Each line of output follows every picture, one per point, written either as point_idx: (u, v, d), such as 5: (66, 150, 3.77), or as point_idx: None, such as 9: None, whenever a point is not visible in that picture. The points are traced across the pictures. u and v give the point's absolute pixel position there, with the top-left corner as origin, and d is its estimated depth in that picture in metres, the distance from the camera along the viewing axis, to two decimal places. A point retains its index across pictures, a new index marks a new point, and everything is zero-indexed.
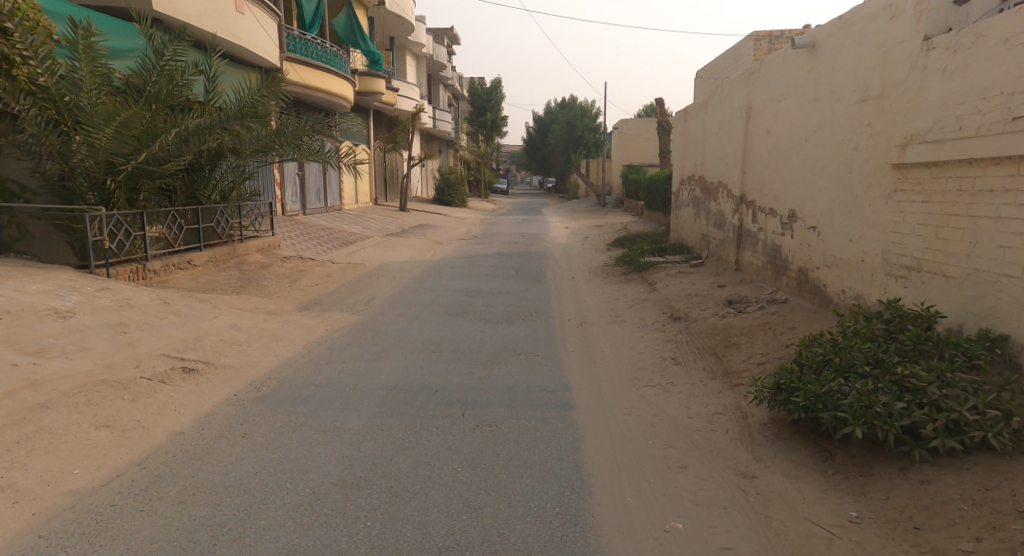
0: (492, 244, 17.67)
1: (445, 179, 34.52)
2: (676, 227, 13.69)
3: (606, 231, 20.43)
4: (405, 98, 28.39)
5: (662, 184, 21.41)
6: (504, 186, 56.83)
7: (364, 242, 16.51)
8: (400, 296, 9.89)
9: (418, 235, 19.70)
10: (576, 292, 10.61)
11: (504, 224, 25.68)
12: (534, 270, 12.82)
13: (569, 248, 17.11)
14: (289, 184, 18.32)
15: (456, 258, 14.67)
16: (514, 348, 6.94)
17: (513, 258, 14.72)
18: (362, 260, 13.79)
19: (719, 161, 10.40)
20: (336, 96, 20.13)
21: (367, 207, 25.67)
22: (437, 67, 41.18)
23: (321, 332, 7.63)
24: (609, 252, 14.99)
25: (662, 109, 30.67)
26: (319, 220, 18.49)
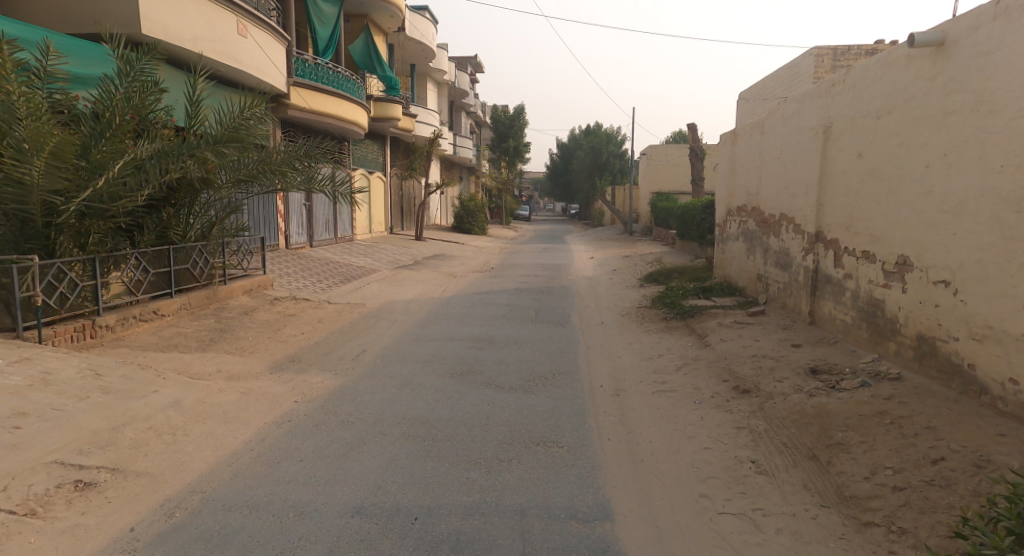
0: (513, 279, 16.04)
1: (465, 206, 33.07)
2: (721, 263, 11.94)
3: (637, 264, 18.72)
4: (424, 123, 27.12)
5: (698, 213, 19.71)
6: (526, 213, 55.44)
7: (371, 276, 14.96)
8: (399, 348, 8.28)
9: (432, 268, 18.15)
10: (608, 340, 8.86)
11: (526, 254, 24.06)
12: (559, 313, 11.12)
13: (596, 284, 15.39)
14: (294, 214, 16.85)
15: (471, 297, 13.02)
16: (530, 433, 5.22)
17: (535, 297, 13.03)
18: (364, 298, 12.21)
19: (780, 192, 8.71)
20: (349, 122, 18.71)
21: (381, 237, 24.20)
22: (459, 92, 39.98)
23: (291, 406, 6.02)
24: (643, 289, 13.25)
25: (695, 134, 29.09)
26: (325, 253, 17.03)
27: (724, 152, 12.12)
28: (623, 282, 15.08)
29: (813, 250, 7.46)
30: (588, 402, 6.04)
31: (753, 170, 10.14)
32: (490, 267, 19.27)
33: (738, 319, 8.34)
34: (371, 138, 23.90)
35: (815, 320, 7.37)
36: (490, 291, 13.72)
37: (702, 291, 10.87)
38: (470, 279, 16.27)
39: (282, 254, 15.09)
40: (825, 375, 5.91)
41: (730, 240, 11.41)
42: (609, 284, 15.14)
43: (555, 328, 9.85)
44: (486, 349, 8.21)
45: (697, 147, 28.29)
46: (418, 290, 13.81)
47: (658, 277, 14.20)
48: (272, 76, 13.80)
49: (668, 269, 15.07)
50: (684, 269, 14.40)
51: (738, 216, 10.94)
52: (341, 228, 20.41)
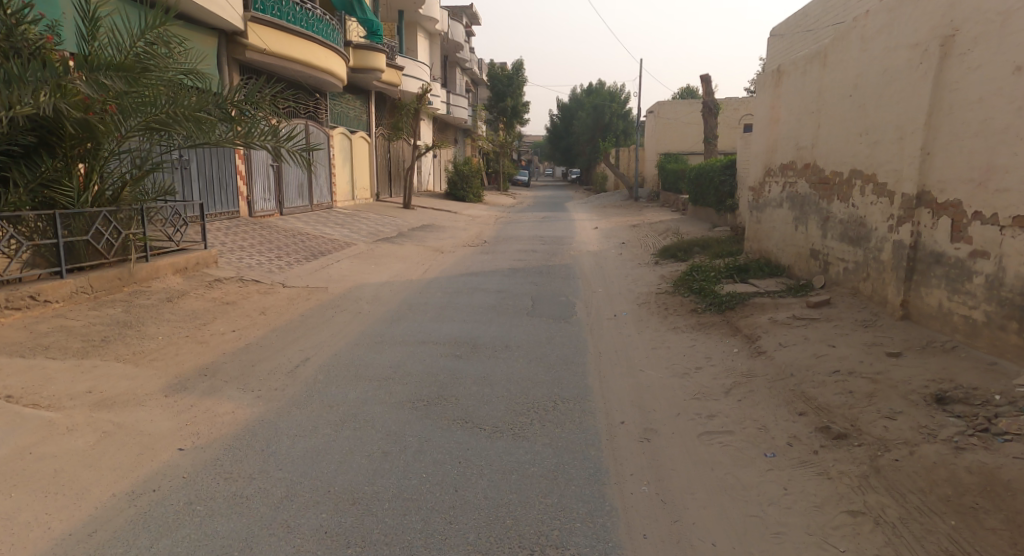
0: (508, 255, 14.03)
1: (459, 171, 30.89)
2: (757, 237, 9.90)
3: (648, 234, 16.69)
4: (411, 80, 25.06)
5: (716, 176, 17.67)
6: (526, 178, 53.29)
7: (344, 252, 13.01)
8: (353, 355, 6.30)
9: (417, 242, 16.12)
10: (622, 341, 6.93)
11: (525, 224, 22.03)
12: (563, 300, 9.13)
13: (604, 260, 13.36)
14: (258, 179, 14.84)
15: (457, 278, 11.02)
16: (507, 524, 3.31)
17: (534, 278, 11.01)
18: (329, 279, 10.29)
19: (856, 138, 6.68)
20: (320, 71, 16.53)
21: (365, 205, 22.14)
22: (453, 47, 37.49)
23: (166, 460, 4.02)
24: (659, 266, 11.31)
25: (708, 89, 26.81)
26: (293, 224, 15.06)
27: (763, 96, 10.00)
28: (635, 257, 13.06)
29: (911, 217, 5.44)
30: (607, 455, 4.09)
31: (808, 114, 8.09)
32: (483, 239, 17.24)
33: (798, 312, 6.33)
34: (351, 95, 21.87)
35: (916, 316, 5.34)
36: (482, 271, 11.73)
37: (737, 273, 8.87)
38: (459, 255, 14.26)
39: (242, 226, 13.08)
40: (964, 410, 3.90)
41: (772, 208, 9.35)
42: (619, 260, 13.12)
43: (556, 322, 7.87)
44: (463, 357, 6.27)
45: (710, 105, 26.04)
46: (397, 269, 11.83)
47: (678, 253, 12.17)
48: (218, 9, 11.94)
49: (688, 241, 13.04)
50: (708, 242, 12.37)
51: (784, 176, 8.88)
52: (317, 195, 18.41)
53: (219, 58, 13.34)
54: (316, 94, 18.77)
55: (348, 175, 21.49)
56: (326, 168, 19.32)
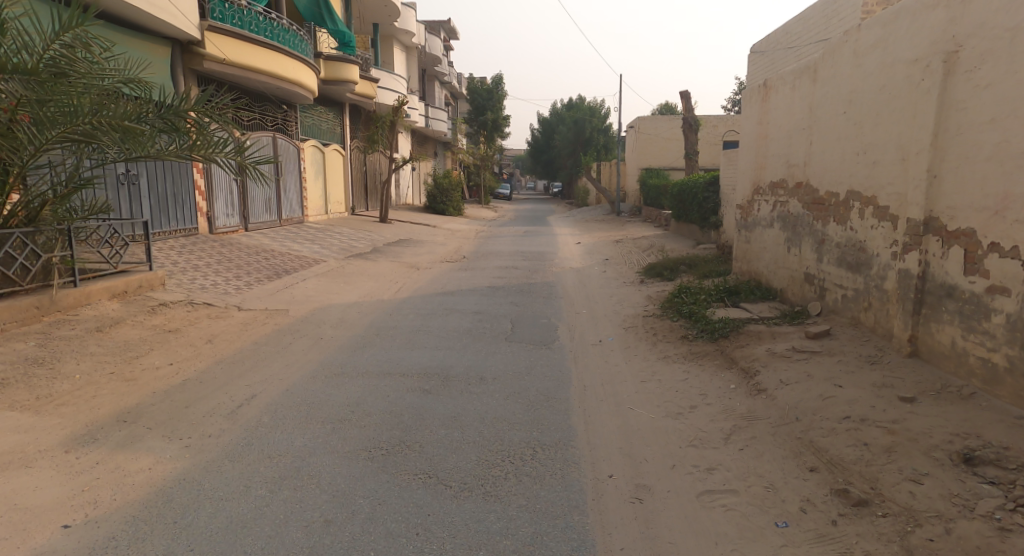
0: (485, 272, 13.47)
1: (438, 185, 30.34)
2: (748, 257, 9.40)
3: (631, 251, 16.21)
4: (385, 91, 24.52)
5: (699, 191, 17.26)
6: (507, 192, 52.87)
7: (312, 270, 12.36)
8: (303, 392, 5.68)
9: (390, 258, 15.50)
10: (601, 372, 6.38)
11: (505, 239, 21.47)
12: (542, 324, 8.57)
13: (586, 279, 12.84)
14: (219, 193, 14.22)
15: (430, 297, 10.43)
16: None
17: (511, 298, 10.46)
18: (292, 300, 9.65)
19: (851, 157, 6.18)
20: (288, 82, 15.95)
21: (339, 219, 21.48)
22: (431, 60, 37.06)
23: (42, 545, 3.39)
24: (642, 287, 10.80)
25: (689, 103, 26.52)
26: (259, 240, 14.38)
27: (750, 111, 9.53)
28: (617, 277, 12.56)
29: (919, 245, 4.91)
30: (592, 523, 3.50)
31: (797, 131, 7.61)
32: (461, 255, 16.65)
33: (796, 343, 5.81)
34: (323, 106, 21.27)
35: (928, 354, 4.83)
36: (457, 290, 11.15)
37: (728, 295, 8.36)
38: (434, 272, 13.66)
39: (199, 246, 12.43)
40: (998, 475, 3.42)
41: (762, 227, 8.86)
42: (600, 279, 12.61)
43: (534, 348, 7.31)
44: (430, 392, 5.67)
45: (691, 120, 25.73)
46: (367, 288, 11.21)
47: (662, 273, 11.68)
48: (168, 15, 11.44)
49: (672, 259, 12.56)
50: (695, 261, 11.88)
51: (774, 195, 8.39)
52: (285, 209, 17.80)
53: (175, 68, 12.77)
54: (285, 106, 18.16)
55: (320, 188, 20.86)
56: (297, 182, 18.71)
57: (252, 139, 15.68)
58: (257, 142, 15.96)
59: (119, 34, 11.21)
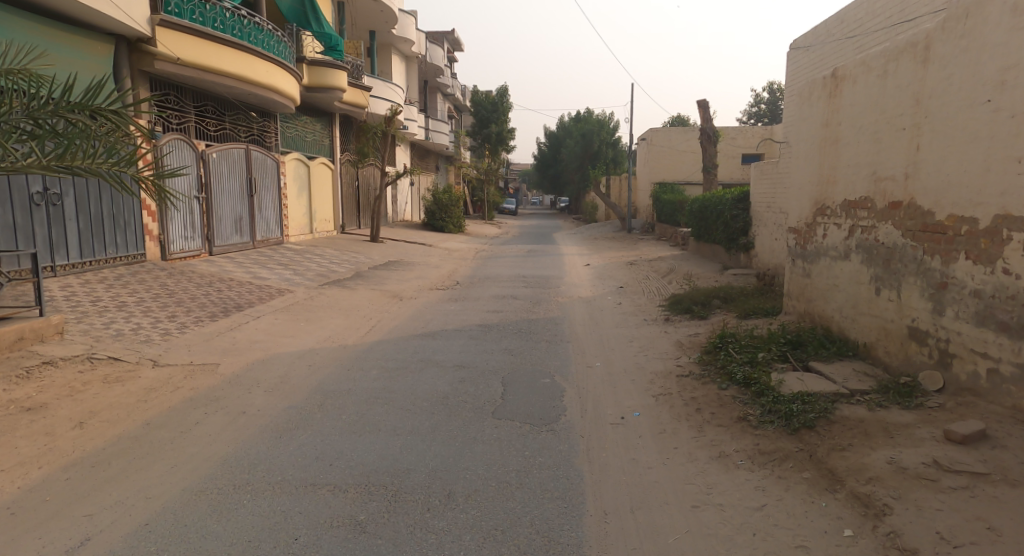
0: (479, 304, 11.48)
1: (437, 200, 28.45)
2: (810, 296, 7.39)
3: (648, 277, 14.24)
4: (378, 100, 22.75)
5: (725, 208, 15.29)
6: (512, 207, 51.07)
7: (274, 304, 10.45)
8: (169, 539, 3.69)
9: (373, 285, 13.57)
10: (622, 477, 4.41)
11: (507, 260, 19.58)
12: (546, 385, 6.55)
13: (599, 312, 10.83)
14: (175, 212, 12.40)
15: (405, 341, 8.45)
16: None
17: (506, 342, 8.48)
18: (230, 348, 7.72)
19: (1014, 164, 4.17)
20: (260, 86, 14.05)
21: (324, 239, 19.61)
22: (433, 70, 35.27)
23: None
24: (667, 329, 8.81)
25: (707, 114, 24.66)
26: (219, 267, 12.47)
27: (809, 111, 7.49)
28: (636, 311, 10.57)
29: None
30: None
31: (897, 132, 5.57)
32: (454, 281, 14.70)
33: (936, 454, 3.82)
34: (307, 115, 19.46)
35: None
36: (442, 330, 9.18)
37: (791, 351, 6.35)
38: (419, 305, 11.70)
39: (140, 275, 10.53)
40: None
41: (830, 259, 6.85)
42: (615, 313, 10.62)
43: (533, 431, 5.29)
44: (367, 536, 3.67)
45: (710, 131, 23.82)
46: (334, 327, 9.26)
47: (691, 308, 9.68)
48: (101, 2, 9.52)
49: (702, 291, 10.56)
50: (731, 295, 9.87)
51: (852, 218, 6.38)
52: (259, 229, 15.97)
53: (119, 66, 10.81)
54: (261, 116, 16.32)
55: (303, 205, 19.07)
56: (274, 198, 16.89)
57: (217, 151, 13.86)
58: (224, 155, 14.13)
59: (40, 25, 9.25)
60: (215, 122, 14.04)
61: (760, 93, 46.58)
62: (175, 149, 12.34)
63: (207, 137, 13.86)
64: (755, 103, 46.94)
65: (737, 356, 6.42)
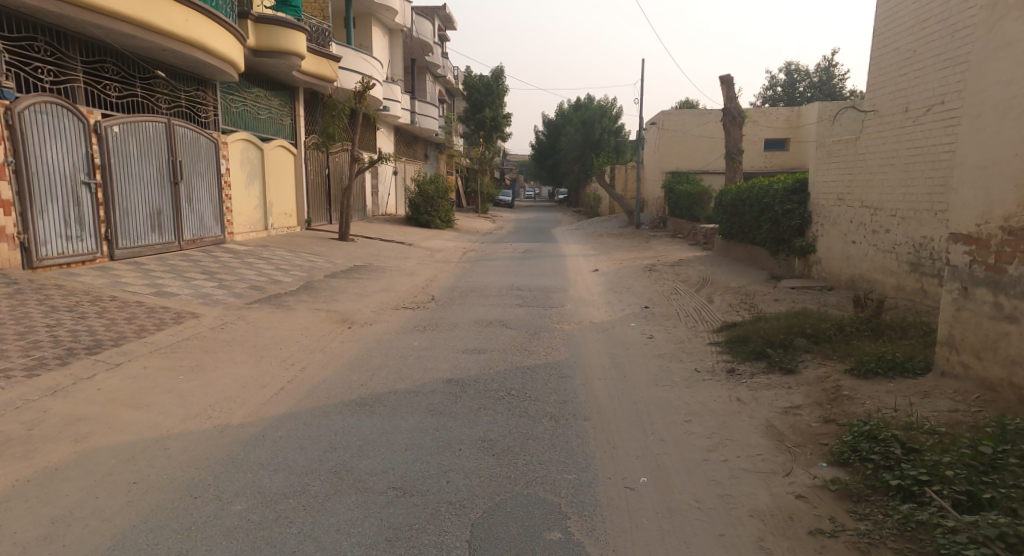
0: (454, 337, 8.33)
1: (421, 191, 25.29)
2: (1016, 355, 4.49)
3: (677, 293, 11.11)
4: (347, 73, 19.62)
5: (772, 201, 12.15)
6: (506, 198, 48.03)
7: (160, 341, 7.25)
8: None
9: (320, 303, 10.45)
10: None
11: (500, 264, 16.47)
12: (552, 551, 3.45)
13: (620, 349, 7.66)
14: (51, 204, 9.47)
15: (316, 420, 5.26)
16: None
17: (493, 421, 5.30)
18: (21, 443, 4.52)
19: None
20: (168, 37, 10.91)
21: (280, 239, 16.47)
22: (419, 47, 31.87)
23: None
24: (743, 393, 5.68)
25: (732, 93, 21.56)
26: (111, 284, 9.26)
27: (1002, 39, 4.72)
28: (673, 349, 7.41)
29: None
30: None
31: None
32: (430, 295, 11.60)
33: None
34: (256, 87, 16.29)
35: None
36: (390, 391, 6.01)
37: None
38: (373, 336, 8.55)
39: None
40: None
41: None
42: (644, 352, 7.42)
43: None
44: None
45: (734, 111, 20.77)
46: (232, 385, 6.08)
47: (764, 356, 6.51)
48: None
49: (770, 322, 7.40)
50: (816, 329, 6.72)
51: None
52: (189, 225, 13.02)
53: None
54: (188, 83, 13.27)
55: (253, 197, 16.14)
56: (211, 190, 13.90)
57: (120, 125, 10.96)
58: (132, 130, 11.24)
59: None
60: (116, 86, 11.11)
61: (773, 78, 43.45)
62: (49, 115, 9.44)
63: (107, 106, 10.93)
64: (768, 87, 43.75)
65: (961, 522, 3.25)
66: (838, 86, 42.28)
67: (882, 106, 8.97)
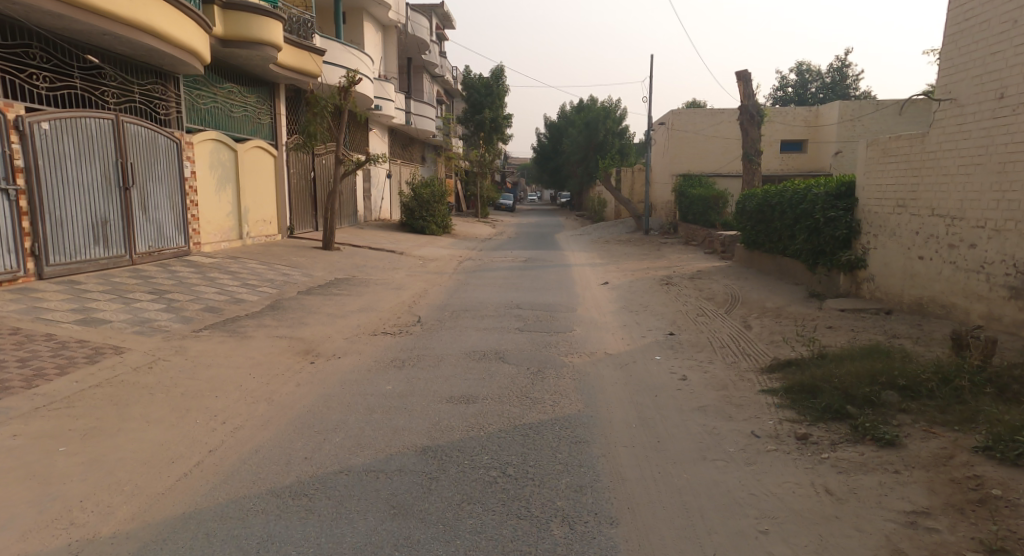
0: (437, 376, 6.71)
1: (416, 195, 23.71)
2: None
3: (702, 315, 9.52)
4: (332, 67, 18.05)
5: (811, 208, 10.53)
6: (509, 201, 46.50)
7: (54, 392, 5.69)
8: None
9: (283, 329, 8.87)
10: None
11: (499, 275, 14.88)
12: None
13: (646, 399, 6.03)
14: None
15: (228, 532, 3.71)
16: None
17: (482, 530, 3.70)
18: None
19: None
20: (102, 15, 9.26)
21: (256, 249, 14.91)
22: (416, 43, 30.34)
23: None
24: (830, 483, 4.08)
25: (750, 89, 19.95)
26: (23, 313, 7.70)
27: None
28: (717, 401, 5.78)
29: None
30: None
31: None
32: (416, 316, 10.01)
33: None
34: (227, 82, 14.71)
35: None
36: (342, 471, 4.41)
37: None
38: (338, 374, 6.93)
39: None
40: None
41: None
42: (681, 402, 5.79)
43: None
44: None
45: (752, 109, 19.24)
46: (114, 466, 4.51)
47: (847, 417, 4.91)
48: None
49: (842, 365, 5.77)
50: (912, 381, 5.15)
51: None
52: (144, 237, 11.45)
53: None
54: (143, 76, 11.71)
55: (226, 202, 14.57)
56: (172, 195, 12.31)
57: (52, 121, 9.45)
58: (67, 127, 9.71)
59: None
60: (46, 76, 9.57)
61: (785, 77, 41.88)
62: None
63: (34, 99, 9.40)
64: (779, 87, 42.20)
65: None
66: (852, 86, 40.75)
67: (964, 94, 7.38)
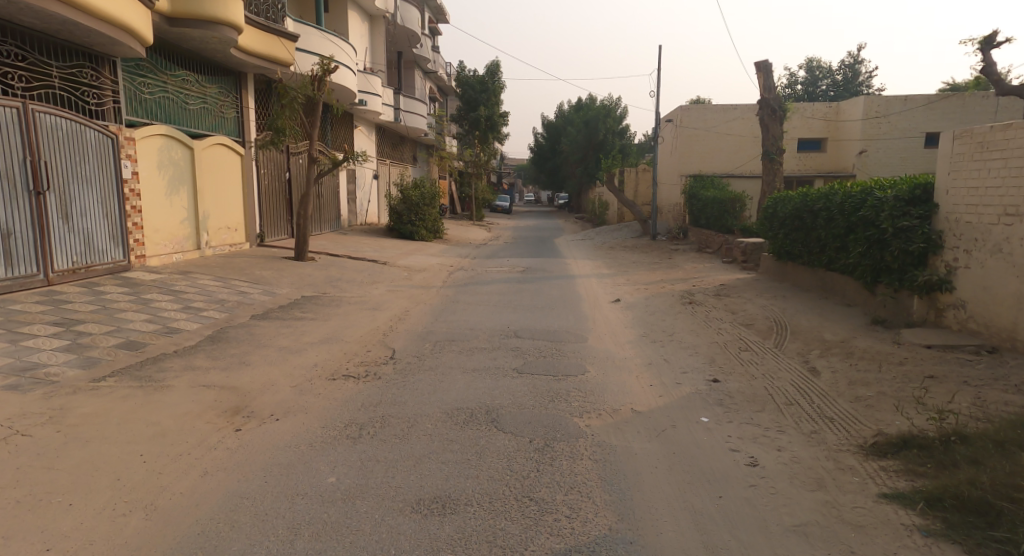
0: (405, 459, 4.75)
1: (404, 198, 21.78)
2: None
3: (748, 351, 7.58)
4: (304, 55, 16.13)
5: (872, 213, 8.63)
6: (506, 203, 44.60)
7: None
8: None
9: (217, 371, 6.92)
10: None
11: (493, 290, 12.97)
12: None
13: (710, 509, 4.07)
14: None
15: None
16: None
17: None
18: None
19: None
20: None
21: (214, 260, 12.96)
22: (405, 37, 28.35)
23: None
24: None
25: (770, 80, 18.10)
26: None
27: None
28: (826, 526, 3.79)
29: None
30: None
31: None
32: (390, 350, 8.07)
33: None
34: (180, 69, 12.76)
35: None
36: None
37: None
38: (268, 451, 4.94)
39: None
40: None
41: None
42: (767, 520, 3.83)
43: None
44: None
45: (773, 103, 17.39)
46: None
47: None
48: None
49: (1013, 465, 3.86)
50: None
51: None
52: (66, 250, 9.49)
53: None
54: (65, 58, 9.73)
55: (179, 208, 12.61)
56: (106, 200, 10.33)
57: None
58: None
59: None
60: None
61: (794, 73, 40.14)
62: None
63: None
64: (789, 85, 40.42)
65: None
66: (865, 83, 38.97)
67: None
